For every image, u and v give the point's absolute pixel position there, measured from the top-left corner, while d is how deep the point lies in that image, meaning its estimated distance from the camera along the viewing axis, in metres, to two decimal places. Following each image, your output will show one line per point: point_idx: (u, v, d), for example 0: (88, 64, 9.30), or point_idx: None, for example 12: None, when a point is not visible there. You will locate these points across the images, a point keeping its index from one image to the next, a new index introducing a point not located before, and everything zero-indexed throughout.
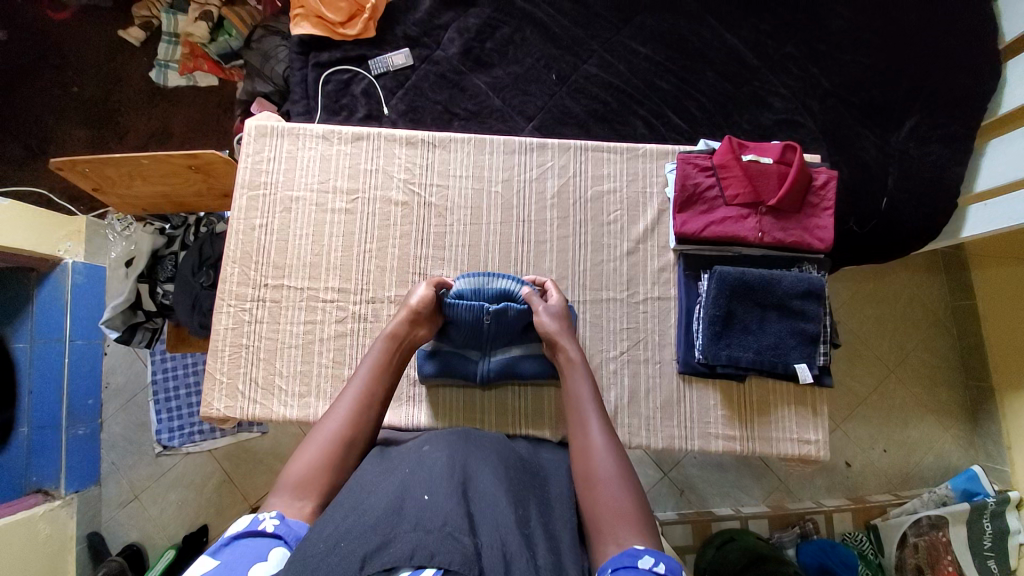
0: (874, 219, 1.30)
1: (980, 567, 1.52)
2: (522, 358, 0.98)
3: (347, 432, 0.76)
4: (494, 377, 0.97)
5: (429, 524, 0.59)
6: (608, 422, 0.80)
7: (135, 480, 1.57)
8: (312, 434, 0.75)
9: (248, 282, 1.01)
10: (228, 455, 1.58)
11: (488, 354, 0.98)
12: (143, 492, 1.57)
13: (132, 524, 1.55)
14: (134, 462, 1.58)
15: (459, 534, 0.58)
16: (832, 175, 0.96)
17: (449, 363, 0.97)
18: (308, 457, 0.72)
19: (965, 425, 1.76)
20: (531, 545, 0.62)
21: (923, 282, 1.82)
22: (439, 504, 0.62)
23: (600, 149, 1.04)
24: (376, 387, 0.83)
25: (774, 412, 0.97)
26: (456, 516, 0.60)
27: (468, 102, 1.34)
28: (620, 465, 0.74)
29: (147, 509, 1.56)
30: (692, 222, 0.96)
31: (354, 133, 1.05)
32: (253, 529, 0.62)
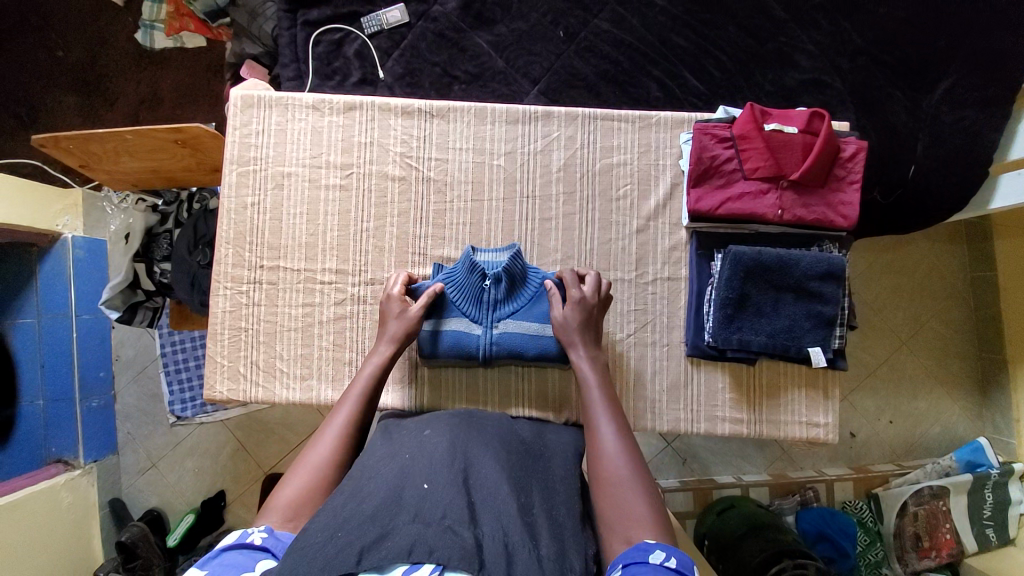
0: (900, 189, 1.24)
1: (979, 534, 1.57)
2: (526, 341, 0.91)
3: (336, 454, 0.74)
4: (497, 354, 0.92)
5: (429, 516, 0.58)
6: (620, 421, 0.76)
7: (152, 449, 1.62)
8: (299, 458, 0.73)
9: (243, 263, 0.97)
10: (240, 425, 1.62)
11: (490, 326, 0.91)
12: (160, 461, 1.62)
13: (151, 491, 1.61)
14: (150, 431, 1.63)
15: (459, 527, 0.57)
16: (862, 146, 0.89)
17: (450, 339, 0.92)
18: (296, 481, 0.70)
19: (975, 398, 1.75)
20: (533, 536, 0.61)
21: (943, 252, 1.75)
22: (439, 493, 0.61)
23: (610, 117, 0.97)
24: (364, 412, 0.80)
25: (783, 395, 0.95)
26: (456, 509, 0.59)
27: (468, 63, 1.25)
28: (635, 465, 0.71)
29: (164, 475, 1.62)
30: (707, 199, 0.90)
31: (346, 102, 0.98)
32: (241, 542, 0.61)
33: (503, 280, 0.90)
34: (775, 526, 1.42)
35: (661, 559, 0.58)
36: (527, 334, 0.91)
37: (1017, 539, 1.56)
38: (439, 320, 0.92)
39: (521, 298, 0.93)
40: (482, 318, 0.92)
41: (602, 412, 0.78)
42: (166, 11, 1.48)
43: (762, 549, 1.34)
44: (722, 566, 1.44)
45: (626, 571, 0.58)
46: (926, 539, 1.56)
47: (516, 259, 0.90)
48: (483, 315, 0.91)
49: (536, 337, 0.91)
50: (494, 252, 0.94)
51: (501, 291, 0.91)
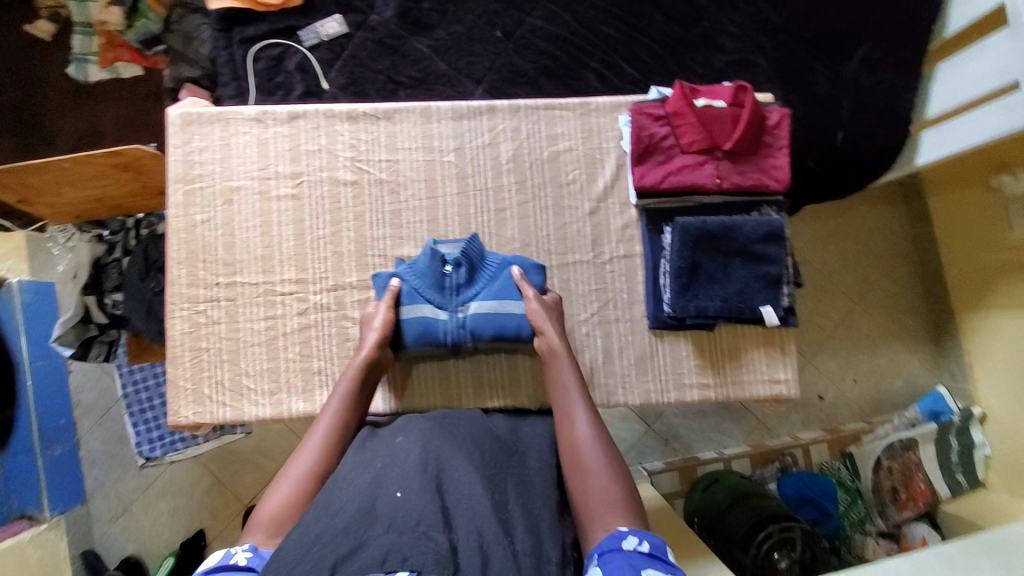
0: (831, 155, 1.33)
1: (949, 480, 1.65)
2: (494, 323, 0.89)
3: (319, 465, 0.74)
4: (464, 338, 0.90)
5: (402, 523, 0.59)
6: (592, 409, 0.79)
7: (123, 493, 1.56)
8: (283, 469, 0.73)
9: (198, 282, 0.96)
10: (213, 458, 1.58)
11: (457, 311, 0.90)
12: (132, 505, 1.55)
13: (127, 537, 1.54)
14: (118, 475, 1.56)
15: (433, 532, 0.59)
16: (784, 114, 0.94)
17: (417, 326, 0.90)
18: (280, 494, 0.70)
19: (931, 348, 1.87)
20: (507, 533, 0.62)
21: (884, 213, 1.90)
22: (413, 500, 0.62)
23: (551, 107, 1.00)
24: (346, 421, 0.80)
25: (745, 355, 0.98)
26: (430, 513, 0.61)
27: (411, 69, 1.27)
28: (607, 451, 0.74)
29: (138, 519, 1.55)
30: (650, 174, 0.93)
31: (290, 112, 0.98)
32: (224, 563, 0.63)
33: (463, 264, 0.90)
34: (759, 492, 1.47)
35: (634, 545, 0.64)
36: (495, 313, 0.89)
37: (987, 481, 1.65)
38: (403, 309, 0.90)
39: (482, 280, 0.92)
40: (447, 304, 0.90)
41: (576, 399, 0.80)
42: (98, 43, 1.54)
43: (748, 516, 1.40)
44: (714, 539, 1.47)
45: (602, 559, 0.64)
46: (903, 491, 1.63)
47: (472, 245, 0.91)
48: (447, 300, 0.90)
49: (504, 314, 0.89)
50: (452, 244, 0.93)
51: (463, 275, 0.90)
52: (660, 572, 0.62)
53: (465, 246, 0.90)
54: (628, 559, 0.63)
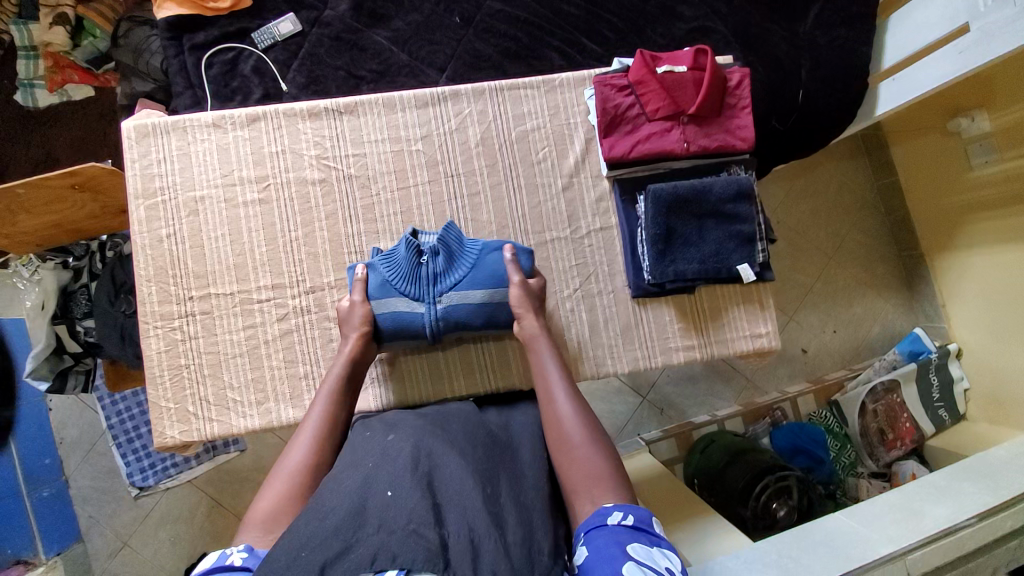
0: (795, 114, 1.37)
1: (934, 416, 1.74)
2: (475, 313, 0.90)
3: (313, 459, 0.73)
4: (446, 329, 0.91)
5: (392, 522, 0.58)
6: (573, 388, 0.80)
7: (120, 527, 1.51)
8: (275, 468, 0.71)
9: (170, 299, 0.93)
10: (210, 480, 1.55)
11: (434, 301, 0.90)
12: (131, 538, 1.52)
13: (129, 571, 1.50)
14: (115, 509, 1.52)
15: (423, 529, 0.58)
16: (745, 73, 0.95)
17: (392, 320, 0.89)
18: (273, 493, 0.68)
19: (905, 294, 1.95)
20: (499, 525, 0.62)
21: (850, 166, 1.95)
22: (402, 499, 0.61)
23: (515, 87, 0.99)
24: (336, 414, 0.79)
25: (726, 314, 1.01)
26: (420, 511, 0.59)
27: (371, 62, 1.25)
28: (590, 428, 0.74)
29: (138, 552, 1.51)
30: (619, 145, 0.93)
31: (249, 114, 0.96)
32: (219, 564, 0.59)
33: (441, 252, 0.90)
34: (754, 448, 1.52)
35: (619, 519, 0.64)
36: (475, 304, 0.90)
37: (968, 414, 1.75)
38: (380, 304, 0.89)
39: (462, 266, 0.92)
40: (424, 296, 0.90)
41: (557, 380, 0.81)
42: (43, 66, 1.42)
43: (746, 472, 1.44)
44: (713, 497, 1.51)
45: (588, 536, 0.64)
46: (890, 432, 1.70)
47: (449, 231, 0.91)
48: (424, 292, 0.90)
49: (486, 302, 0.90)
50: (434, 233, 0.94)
51: (441, 262, 0.90)
52: (646, 545, 0.62)
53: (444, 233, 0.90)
54: (614, 534, 0.62)
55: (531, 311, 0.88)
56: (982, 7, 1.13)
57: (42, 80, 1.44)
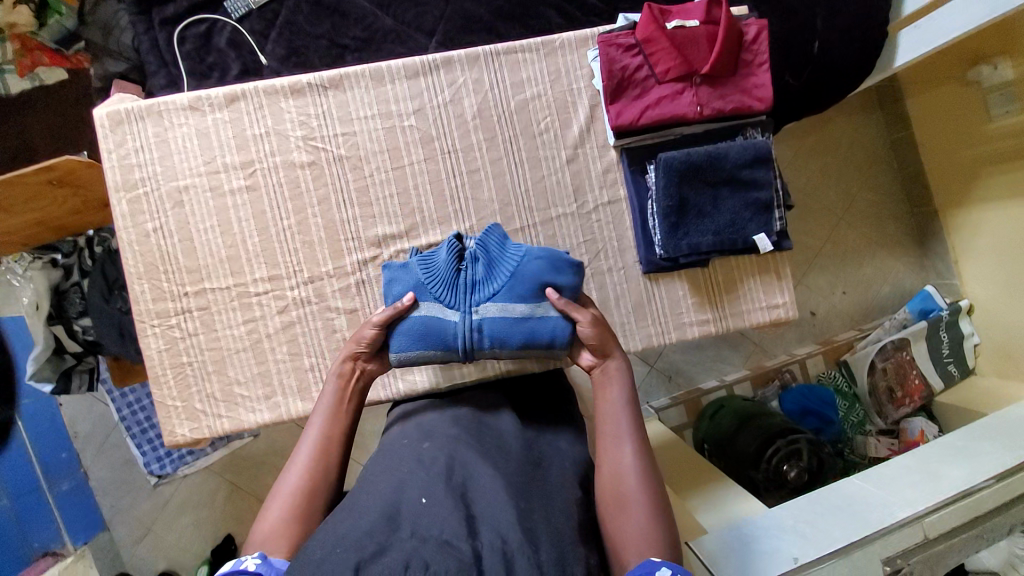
0: (809, 67, 1.31)
1: (944, 372, 1.73)
2: (515, 325, 0.83)
3: (314, 476, 0.69)
4: (477, 344, 0.83)
5: (425, 532, 0.56)
6: (643, 442, 0.73)
7: (142, 514, 1.54)
8: (275, 485, 0.69)
9: (165, 296, 0.90)
10: (226, 467, 1.58)
11: (472, 310, 0.82)
12: (154, 524, 1.55)
13: (157, 555, 1.54)
14: (132, 500, 1.54)
15: (456, 540, 0.55)
16: (763, 25, 0.87)
17: (421, 326, 0.82)
18: (276, 511, 0.66)
19: (917, 252, 1.91)
20: (533, 541, 0.58)
21: (862, 122, 1.89)
22: (437, 506, 0.60)
23: (512, 51, 0.92)
24: (335, 427, 0.75)
25: (741, 286, 0.97)
26: (453, 521, 0.57)
27: (355, 28, 1.19)
28: (651, 488, 0.68)
29: (164, 536, 1.55)
30: (626, 111, 0.87)
31: (227, 94, 0.89)
32: (236, 569, 0.58)
33: (481, 259, 0.83)
34: (762, 413, 1.52)
35: None
36: (520, 316, 0.83)
37: (977, 368, 1.75)
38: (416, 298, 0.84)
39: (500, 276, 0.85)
40: (459, 304, 0.83)
41: (626, 425, 0.75)
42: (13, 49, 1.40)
43: (757, 436, 1.44)
44: (722, 463, 1.54)
45: None
46: (900, 390, 1.69)
47: (490, 236, 0.84)
48: (460, 301, 0.82)
49: (524, 321, 0.83)
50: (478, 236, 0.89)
51: (480, 270, 0.83)
52: None
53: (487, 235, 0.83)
54: None
55: (617, 348, 0.83)
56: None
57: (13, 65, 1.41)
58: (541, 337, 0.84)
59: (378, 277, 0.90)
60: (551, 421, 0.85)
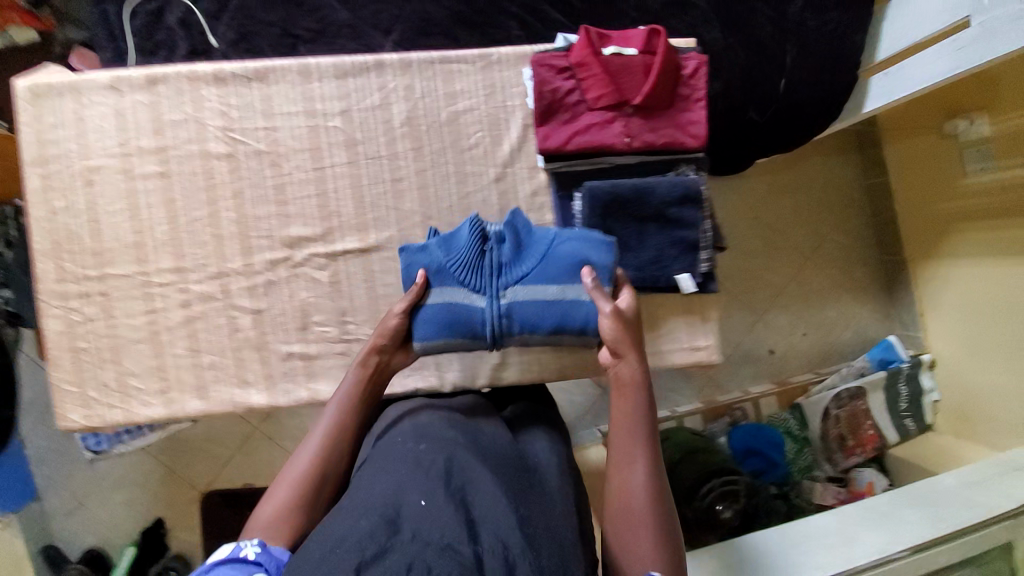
0: (774, 105, 1.28)
1: (898, 425, 1.68)
2: (545, 310, 0.81)
3: (320, 465, 0.68)
4: (509, 328, 0.82)
5: (427, 535, 0.52)
6: (654, 457, 0.66)
7: (77, 487, 1.51)
8: (283, 470, 0.68)
9: (67, 277, 0.88)
10: (163, 449, 1.54)
11: (499, 294, 0.81)
12: (88, 498, 1.52)
13: (86, 529, 1.51)
14: (70, 470, 1.51)
15: (458, 544, 0.51)
16: (702, 61, 0.86)
17: (445, 311, 0.80)
18: (277, 495, 0.65)
19: (883, 299, 1.88)
20: (533, 547, 0.54)
21: (839, 163, 1.87)
22: (436, 508, 0.55)
23: (447, 61, 0.90)
24: (350, 421, 0.73)
25: (663, 325, 0.94)
26: (454, 525, 0.52)
27: (308, 19, 1.15)
28: (657, 507, 0.63)
29: (95, 512, 1.52)
30: (555, 135, 0.85)
31: (148, 76, 0.87)
32: (233, 555, 0.58)
33: (507, 240, 0.81)
34: (705, 448, 1.49)
35: None
36: (553, 301, 0.81)
37: (934, 424, 1.70)
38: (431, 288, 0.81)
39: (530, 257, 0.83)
40: (485, 288, 0.81)
41: (638, 436, 0.67)
42: None
43: (697, 471, 1.42)
44: None
45: None
46: (851, 438, 1.65)
47: (517, 218, 0.84)
48: (488, 285, 0.80)
49: (553, 305, 0.81)
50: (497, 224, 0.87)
51: (507, 252, 0.81)
52: None
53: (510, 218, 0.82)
54: None
55: (633, 349, 0.73)
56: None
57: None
58: (573, 322, 0.83)
59: (287, 279, 0.88)
60: (533, 423, 0.82)
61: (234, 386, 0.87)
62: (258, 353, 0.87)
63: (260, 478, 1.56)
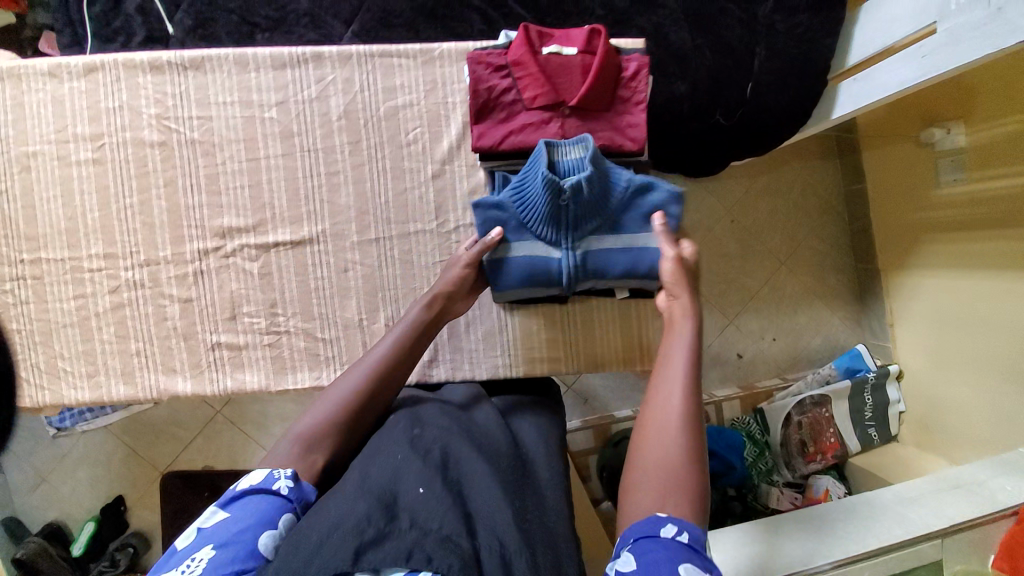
0: (742, 108, 1.23)
1: (863, 434, 1.65)
2: (618, 257, 0.83)
3: (364, 392, 0.70)
4: (583, 277, 0.84)
5: (425, 524, 0.55)
6: (694, 387, 0.65)
7: (40, 463, 1.51)
8: (325, 391, 0.70)
9: (3, 260, 0.87)
10: (126, 429, 1.52)
11: (574, 244, 0.82)
12: (51, 474, 1.52)
13: (50, 504, 1.51)
14: (33, 447, 1.51)
15: (457, 537, 0.54)
16: (643, 63, 0.84)
17: (525, 266, 0.83)
18: (318, 413, 0.67)
19: (854, 307, 1.82)
20: (529, 542, 0.57)
21: (816, 168, 1.80)
22: (438, 500, 0.57)
23: (387, 54, 0.88)
24: (400, 358, 0.74)
25: (599, 329, 0.94)
26: (453, 519, 0.55)
27: (267, 8, 1.10)
28: (689, 436, 0.61)
29: (59, 488, 1.52)
30: (489, 133, 0.83)
31: (86, 64, 0.86)
32: (264, 487, 0.59)
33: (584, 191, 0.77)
34: None
35: (672, 533, 0.55)
36: (629, 248, 0.83)
37: (898, 436, 1.67)
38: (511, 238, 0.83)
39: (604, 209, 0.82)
40: (561, 240, 0.82)
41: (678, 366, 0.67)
42: None
43: None
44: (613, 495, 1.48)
45: (636, 546, 0.54)
46: (812, 444, 1.61)
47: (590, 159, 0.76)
48: (564, 238, 0.81)
49: (623, 258, 0.83)
50: (569, 150, 0.79)
51: (582, 203, 0.78)
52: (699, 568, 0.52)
53: (589, 165, 0.76)
54: (666, 549, 0.53)
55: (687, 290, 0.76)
56: (955, 4, 0.95)
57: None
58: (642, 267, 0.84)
59: (217, 269, 0.87)
60: (537, 403, 0.84)
61: (160, 374, 0.88)
62: (186, 342, 0.88)
63: (221, 460, 1.53)
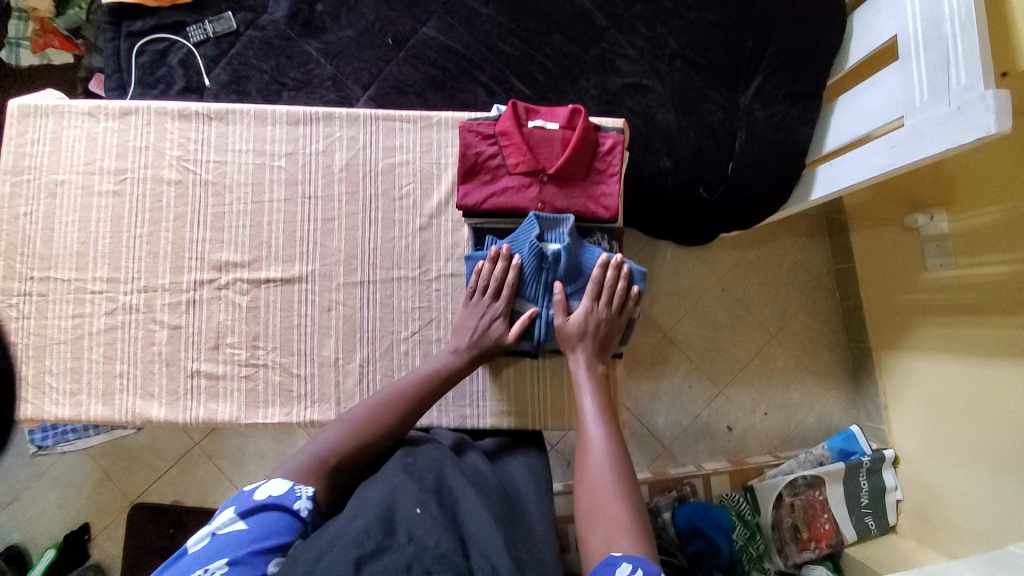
0: (724, 185, 1.30)
1: (859, 522, 1.55)
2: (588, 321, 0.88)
3: (354, 443, 0.72)
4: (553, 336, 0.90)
5: (423, 538, 0.54)
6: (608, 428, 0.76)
7: (14, 481, 1.48)
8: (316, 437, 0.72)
9: (13, 275, 0.93)
10: (104, 453, 1.50)
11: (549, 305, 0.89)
12: (23, 493, 1.48)
13: (14, 525, 1.46)
14: (11, 463, 1.49)
15: (453, 555, 0.52)
16: (618, 140, 0.92)
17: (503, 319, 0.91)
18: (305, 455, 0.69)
19: (847, 386, 1.78)
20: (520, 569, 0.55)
21: (807, 247, 1.83)
22: (432, 519, 0.57)
23: (391, 118, 0.97)
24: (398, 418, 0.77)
25: (568, 386, 0.96)
26: (448, 538, 0.54)
27: (296, 71, 1.23)
28: (617, 470, 0.70)
29: (27, 509, 1.47)
30: (474, 193, 0.89)
31: (123, 108, 0.97)
32: (286, 502, 0.61)
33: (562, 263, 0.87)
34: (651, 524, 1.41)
35: (628, 571, 0.57)
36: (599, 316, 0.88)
37: (898, 527, 1.57)
38: None
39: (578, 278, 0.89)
40: (538, 300, 0.90)
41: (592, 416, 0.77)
42: (30, 28, 1.39)
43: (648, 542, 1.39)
44: None
45: None
46: (805, 530, 1.52)
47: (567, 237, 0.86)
48: (540, 298, 0.89)
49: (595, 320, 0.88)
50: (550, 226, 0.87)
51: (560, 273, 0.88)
52: None
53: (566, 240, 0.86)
54: None
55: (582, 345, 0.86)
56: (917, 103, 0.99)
57: (28, 42, 1.42)
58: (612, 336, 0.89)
59: (209, 300, 0.93)
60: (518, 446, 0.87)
61: (138, 398, 0.91)
62: (168, 367, 0.91)
63: (191, 496, 1.49)
